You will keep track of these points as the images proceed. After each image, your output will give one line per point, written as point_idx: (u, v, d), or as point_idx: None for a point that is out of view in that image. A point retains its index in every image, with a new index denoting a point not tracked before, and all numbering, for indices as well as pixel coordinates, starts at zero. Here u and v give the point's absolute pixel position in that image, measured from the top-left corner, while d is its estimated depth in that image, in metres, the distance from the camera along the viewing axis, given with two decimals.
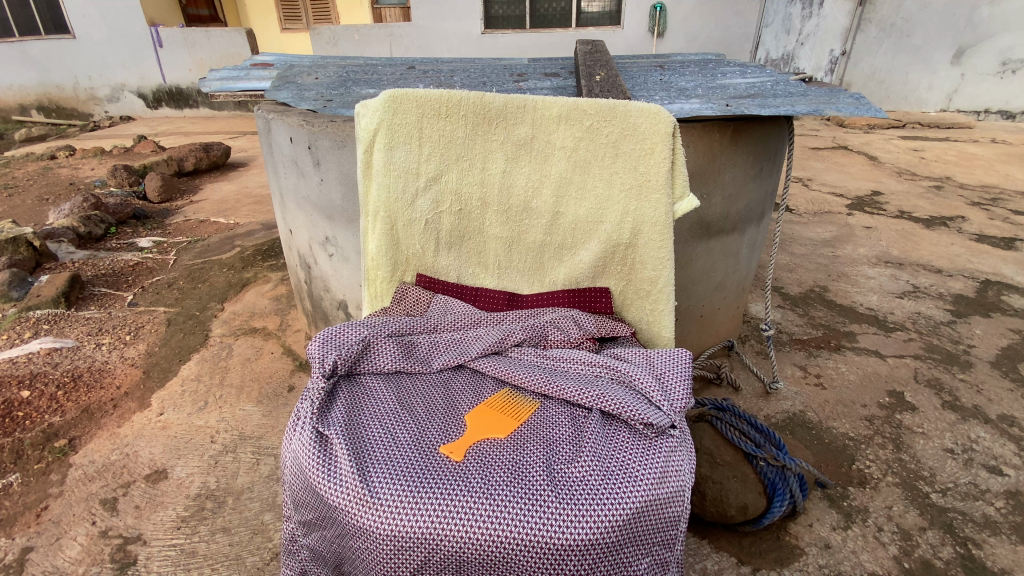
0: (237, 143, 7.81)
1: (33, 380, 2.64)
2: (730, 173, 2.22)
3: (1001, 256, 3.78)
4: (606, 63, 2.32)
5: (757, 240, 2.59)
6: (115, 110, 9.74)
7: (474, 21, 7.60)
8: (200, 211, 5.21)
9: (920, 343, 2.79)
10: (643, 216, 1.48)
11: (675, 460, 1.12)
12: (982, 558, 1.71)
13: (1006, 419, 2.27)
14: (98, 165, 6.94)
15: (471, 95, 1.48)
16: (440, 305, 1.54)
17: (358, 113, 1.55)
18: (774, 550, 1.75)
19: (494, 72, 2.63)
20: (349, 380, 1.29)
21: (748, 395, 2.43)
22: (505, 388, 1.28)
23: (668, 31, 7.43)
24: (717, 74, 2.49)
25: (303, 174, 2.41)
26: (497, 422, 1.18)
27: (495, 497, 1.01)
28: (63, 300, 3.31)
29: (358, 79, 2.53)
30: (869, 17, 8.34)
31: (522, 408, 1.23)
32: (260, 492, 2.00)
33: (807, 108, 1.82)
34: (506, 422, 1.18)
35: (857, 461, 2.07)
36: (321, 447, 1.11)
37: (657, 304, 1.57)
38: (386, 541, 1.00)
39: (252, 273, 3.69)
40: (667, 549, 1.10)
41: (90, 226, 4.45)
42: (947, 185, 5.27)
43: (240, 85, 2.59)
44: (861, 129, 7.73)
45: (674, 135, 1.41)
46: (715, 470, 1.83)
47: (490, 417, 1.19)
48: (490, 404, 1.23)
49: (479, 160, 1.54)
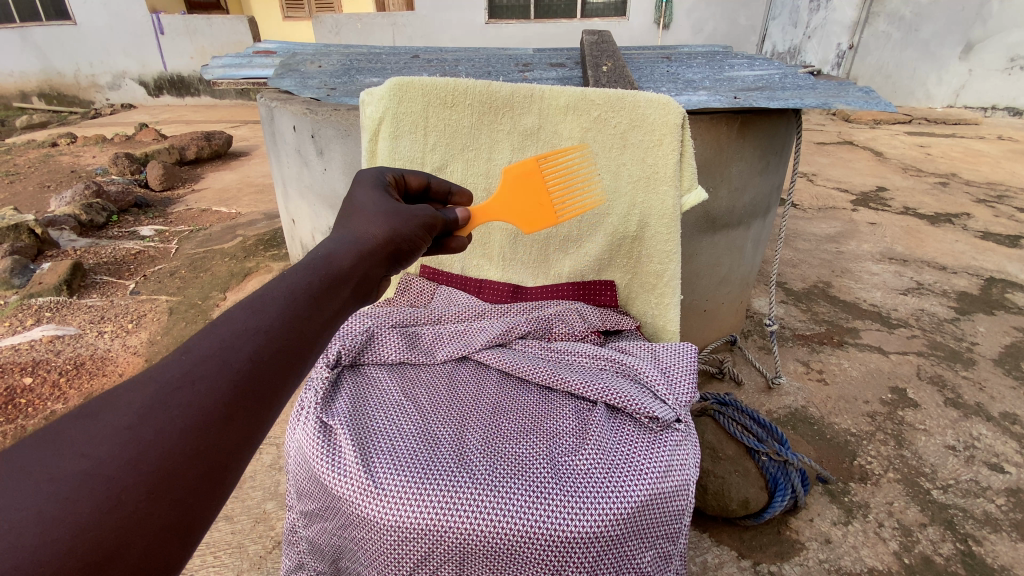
0: (239, 132, 7.78)
1: (35, 368, 2.65)
2: (737, 166, 2.20)
3: (1005, 254, 3.77)
4: (612, 54, 2.29)
5: (762, 235, 2.56)
6: (116, 98, 9.69)
7: (478, 11, 7.51)
8: (202, 200, 5.20)
9: (923, 340, 2.79)
10: (651, 209, 1.47)
11: (680, 456, 1.13)
12: (982, 555, 1.72)
13: (1008, 417, 2.27)
14: (99, 153, 6.92)
15: (476, 84, 1.48)
16: (444, 297, 1.54)
17: (363, 101, 1.55)
18: (775, 544, 1.76)
19: (499, 62, 2.61)
20: (352, 371, 1.28)
21: (751, 390, 2.43)
22: (571, 148, 1.33)
23: (674, 23, 7.39)
24: (724, 66, 2.47)
25: (306, 164, 2.40)
26: (536, 204, 1.28)
27: (499, 489, 1.01)
28: (65, 288, 3.31)
29: (361, 68, 2.50)
30: (877, 11, 8.13)
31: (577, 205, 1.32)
32: (261, 481, 2.00)
33: (816, 101, 1.80)
34: (543, 219, 1.29)
35: (858, 457, 2.07)
36: (325, 437, 1.11)
37: (663, 297, 1.54)
38: (389, 532, 1.00)
39: (255, 262, 3.68)
40: (670, 543, 1.11)
41: (91, 214, 4.44)
42: (953, 182, 5.24)
43: (242, 73, 2.55)
44: (866, 124, 7.70)
45: (683, 126, 1.39)
46: (717, 464, 1.83)
47: (533, 187, 1.28)
48: (547, 161, 1.30)
49: (485, 149, 1.53)
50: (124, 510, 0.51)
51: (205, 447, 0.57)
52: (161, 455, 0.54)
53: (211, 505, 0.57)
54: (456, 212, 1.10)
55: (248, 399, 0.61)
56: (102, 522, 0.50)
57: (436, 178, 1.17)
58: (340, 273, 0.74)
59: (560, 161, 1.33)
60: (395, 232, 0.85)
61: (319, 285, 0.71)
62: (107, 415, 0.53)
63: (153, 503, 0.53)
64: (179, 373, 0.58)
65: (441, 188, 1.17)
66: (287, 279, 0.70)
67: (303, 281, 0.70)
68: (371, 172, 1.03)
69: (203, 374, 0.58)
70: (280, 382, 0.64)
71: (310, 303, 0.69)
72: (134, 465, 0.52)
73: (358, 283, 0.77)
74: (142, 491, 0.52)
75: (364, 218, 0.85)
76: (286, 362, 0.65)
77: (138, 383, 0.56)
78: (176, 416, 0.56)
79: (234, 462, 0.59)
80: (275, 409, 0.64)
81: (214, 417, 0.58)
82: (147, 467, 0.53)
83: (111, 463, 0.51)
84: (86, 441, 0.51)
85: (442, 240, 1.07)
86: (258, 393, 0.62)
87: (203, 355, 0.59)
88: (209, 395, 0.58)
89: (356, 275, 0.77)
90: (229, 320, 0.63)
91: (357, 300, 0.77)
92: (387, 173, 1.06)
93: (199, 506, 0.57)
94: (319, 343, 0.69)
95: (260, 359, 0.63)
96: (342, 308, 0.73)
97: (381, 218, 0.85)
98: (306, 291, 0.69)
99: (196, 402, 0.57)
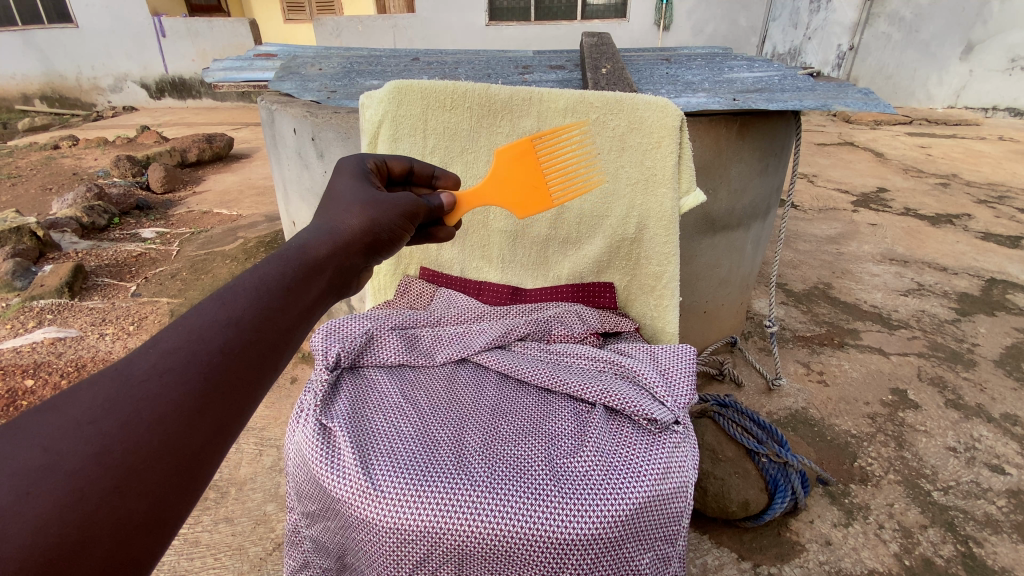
0: (240, 135, 7.80)
1: (36, 370, 2.66)
2: (736, 167, 2.20)
3: (1006, 254, 3.76)
4: (611, 56, 2.29)
5: (761, 236, 2.56)
6: (118, 100, 9.72)
7: (478, 13, 7.52)
8: (204, 202, 5.22)
9: (924, 341, 2.78)
10: (649, 210, 1.47)
11: (678, 457, 1.13)
12: (983, 557, 1.71)
13: (1009, 418, 2.27)
14: (101, 155, 6.94)
15: (476, 86, 1.48)
16: (443, 299, 1.54)
17: (363, 104, 1.56)
18: (775, 546, 1.75)
19: (499, 64, 2.61)
20: (352, 372, 1.28)
21: (751, 392, 2.43)
22: (567, 127, 1.33)
23: (674, 24, 7.40)
24: (724, 68, 2.47)
25: (307, 166, 2.41)
26: (530, 184, 1.28)
27: (498, 492, 1.01)
28: (66, 290, 3.32)
29: (361, 71, 2.50)
30: (878, 12, 8.15)
31: (577, 185, 1.32)
32: (262, 483, 2.00)
33: (815, 102, 1.80)
34: (536, 202, 1.29)
35: (859, 459, 2.07)
36: (325, 439, 1.11)
37: (662, 298, 1.54)
38: (388, 534, 1.00)
39: (256, 264, 3.69)
40: (670, 545, 1.11)
41: (93, 216, 4.44)
42: (954, 183, 5.24)
43: (243, 76, 2.56)
44: (867, 125, 7.69)
45: (682, 129, 1.40)
46: (717, 466, 1.83)
47: (526, 168, 1.27)
48: (542, 139, 1.28)
49: (484, 151, 1.53)
50: (89, 505, 0.50)
51: (175, 440, 0.56)
52: (128, 447, 0.53)
53: (184, 500, 0.57)
54: (440, 197, 1.11)
55: (219, 392, 0.61)
56: (67, 517, 0.49)
57: (419, 162, 1.18)
58: (315, 264, 0.75)
59: (557, 141, 1.32)
60: (373, 222, 0.85)
61: (294, 277, 0.72)
62: (71, 409, 0.52)
63: (121, 497, 0.52)
64: (147, 366, 0.57)
65: (424, 173, 1.18)
66: (260, 271, 0.70)
67: (277, 272, 0.71)
68: (351, 159, 1.03)
69: (173, 366, 0.58)
70: (252, 375, 0.65)
71: (283, 296, 0.69)
72: (100, 459, 0.51)
73: (334, 273, 0.78)
74: (108, 485, 0.51)
75: (343, 207, 0.86)
76: (257, 356, 0.65)
77: (103, 376, 0.55)
78: (143, 409, 0.55)
79: (205, 456, 0.59)
80: (247, 402, 0.64)
81: (186, 407, 0.57)
82: (114, 460, 0.52)
83: (76, 457, 0.50)
84: (49, 435, 0.51)
85: (429, 230, 1.12)
86: (230, 386, 0.62)
87: (172, 347, 0.59)
88: (179, 387, 0.58)
89: (332, 265, 0.78)
90: (200, 310, 0.64)
91: (333, 290, 0.78)
92: (368, 160, 1.07)
93: (170, 501, 0.56)
94: (291, 336, 0.70)
95: (230, 352, 0.63)
96: (317, 299, 0.74)
97: (359, 207, 0.86)
98: (279, 283, 0.70)
99: (165, 395, 0.57)
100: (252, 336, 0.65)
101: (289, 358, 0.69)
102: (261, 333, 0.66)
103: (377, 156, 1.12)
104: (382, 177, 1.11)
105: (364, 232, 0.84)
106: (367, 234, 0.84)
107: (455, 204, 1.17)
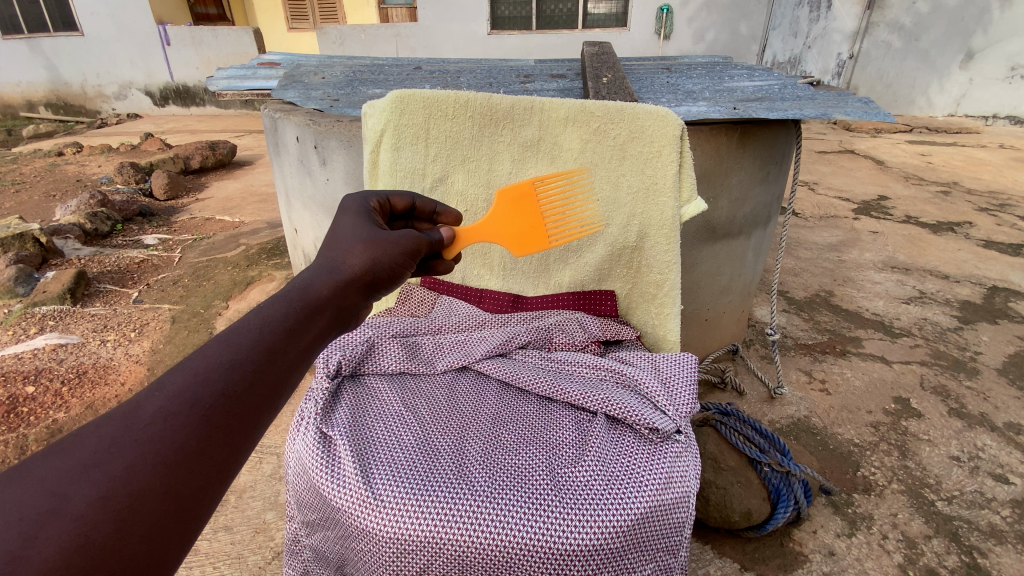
0: (242, 143, 7.83)
1: (38, 376, 2.66)
2: (736, 176, 2.21)
3: (1009, 262, 3.76)
4: (612, 65, 2.31)
5: (762, 245, 2.56)
6: (122, 107, 9.80)
7: (480, 22, 7.60)
8: (206, 209, 5.23)
9: (927, 349, 2.77)
10: (650, 219, 1.48)
11: (680, 466, 1.13)
12: (987, 567, 1.70)
13: (1013, 427, 2.26)
14: (104, 162, 6.97)
15: (478, 96, 1.49)
16: (444, 306, 1.54)
17: (365, 114, 1.58)
18: (777, 557, 1.74)
19: (501, 73, 2.63)
20: (353, 381, 1.28)
21: (753, 400, 2.43)
22: (571, 170, 1.34)
23: (675, 33, 7.46)
24: (725, 77, 2.48)
25: (309, 174, 2.42)
26: (530, 226, 1.28)
27: (500, 501, 1.00)
28: (69, 296, 3.33)
29: (364, 80, 2.52)
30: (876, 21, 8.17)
31: (575, 229, 1.32)
32: (262, 491, 2.00)
33: (815, 111, 1.80)
34: (534, 241, 1.29)
35: (862, 468, 2.05)
36: (325, 448, 1.10)
37: (663, 307, 1.53)
38: (388, 543, 0.99)
39: (257, 270, 3.69)
40: (672, 555, 1.11)
41: (96, 222, 4.47)
42: (955, 191, 5.23)
43: (247, 84, 2.57)
44: (868, 133, 7.73)
45: (682, 138, 1.40)
46: (719, 475, 1.81)
47: (525, 209, 1.28)
48: (542, 182, 1.29)
49: (485, 162, 1.54)
50: (94, 548, 0.50)
51: (178, 482, 0.57)
52: (132, 490, 0.53)
53: (182, 541, 0.57)
54: (440, 230, 1.11)
55: (221, 433, 0.61)
56: (71, 561, 0.49)
57: (421, 196, 1.18)
58: (317, 303, 0.76)
59: (557, 183, 1.32)
60: (375, 260, 0.85)
61: (295, 316, 0.72)
62: (78, 452, 0.53)
63: (122, 541, 0.52)
64: (153, 410, 0.58)
65: (426, 208, 1.18)
66: (264, 311, 0.71)
67: (280, 312, 0.71)
68: (355, 196, 1.04)
69: (177, 409, 0.59)
70: (253, 413, 0.65)
71: (285, 335, 0.70)
72: (104, 503, 0.52)
73: (335, 310, 0.78)
74: (111, 527, 0.52)
75: (345, 245, 0.86)
76: (259, 394, 0.66)
77: (110, 418, 0.56)
78: (148, 451, 0.55)
79: (206, 499, 0.59)
80: (248, 439, 0.64)
81: (187, 449, 0.58)
82: (118, 503, 0.52)
83: (80, 501, 0.51)
84: (56, 480, 0.51)
85: (429, 262, 1.13)
86: (231, 424, 0.62)
87: (177, 389, 0.60)
88: (183, 429, 0.58)
89: (333, 303, 0.78)
90: (204, 352, 0.64)
91: (334, 327, 0.78)
92: (372, 197, 1.08)
93: (169, 543, 0.56)
94: (292, 374, 0.71)
95: (232, 394, 0.63)
96: (317, 337, 0.75)
97: (358, 241, 0.86)
98: (282, 322, 0.70)
99: (169, 437, 0.57)
100: (251, 376, 0.66)
101: (290, 396, 0.70)
102: (263, 372, 0.67)
103: (380, 192, 1.12)
104: (384, 213, 1.11)
105: (363, 266, 0.84)
106: (371, 273, 0.85)
107: (454, 237, 1.17)
